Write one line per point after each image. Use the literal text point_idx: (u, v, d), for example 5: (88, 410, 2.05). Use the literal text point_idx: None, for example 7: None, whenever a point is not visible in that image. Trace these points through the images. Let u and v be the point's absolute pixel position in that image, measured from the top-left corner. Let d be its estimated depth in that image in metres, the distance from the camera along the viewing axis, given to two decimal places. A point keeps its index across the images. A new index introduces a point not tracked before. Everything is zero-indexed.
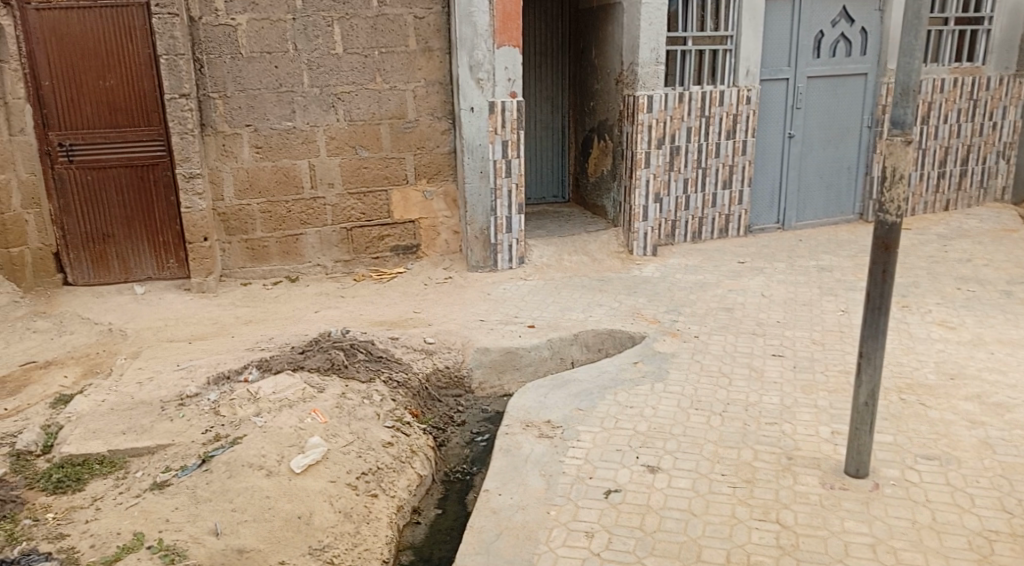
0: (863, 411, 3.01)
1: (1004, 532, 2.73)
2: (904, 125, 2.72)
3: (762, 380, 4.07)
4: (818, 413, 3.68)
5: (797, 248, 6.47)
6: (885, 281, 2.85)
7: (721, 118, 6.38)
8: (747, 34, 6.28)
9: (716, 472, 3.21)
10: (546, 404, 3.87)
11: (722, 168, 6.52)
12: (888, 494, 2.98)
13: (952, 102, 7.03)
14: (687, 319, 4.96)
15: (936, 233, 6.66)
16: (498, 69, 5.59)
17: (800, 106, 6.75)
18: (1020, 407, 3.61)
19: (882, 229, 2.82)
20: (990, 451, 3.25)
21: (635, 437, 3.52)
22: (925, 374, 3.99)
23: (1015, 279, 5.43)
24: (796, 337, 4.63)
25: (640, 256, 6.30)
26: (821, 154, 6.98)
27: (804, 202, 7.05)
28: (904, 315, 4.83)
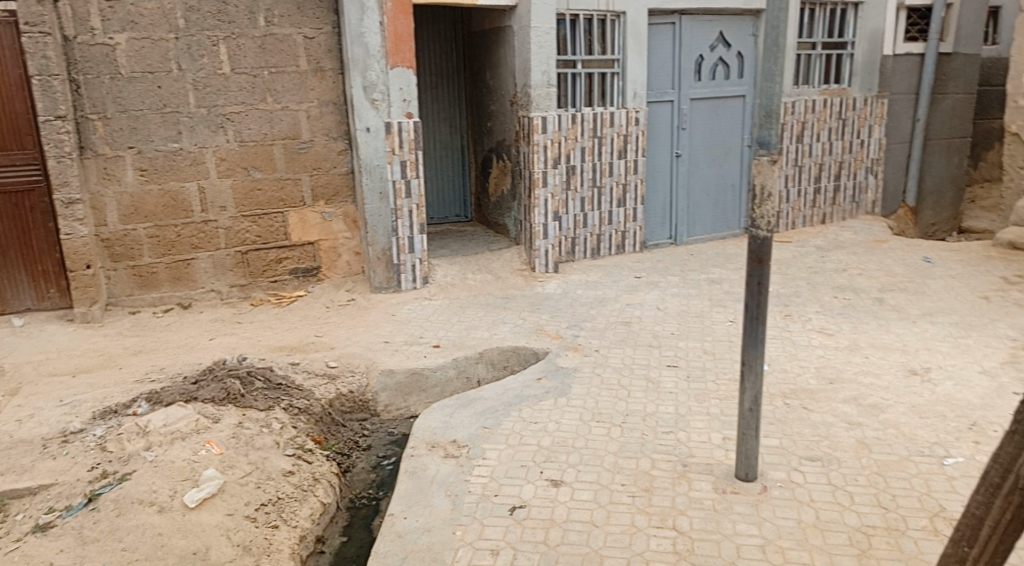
0: (748, 417, 3.18)
1: (880, 526, 2.91)
2: (769, 147, 2.92)
3: (658, 390, 4.23)
4: (710, 421, 3.85)
5: (690, 263, 6.76)
6: (760, 293, 3.04)
7: (613, 139, 6.60)
8: (633, 58, 6.55)
9: (616, 482, 3.31)
10: (451, 423, 3.88)
11: (617, 186, 6.74)
12: (775, 495, 3.15)
13: (823, 122, 7.54)
14: (587, 333, 5.09)
15: (814, 246, 7.11)
16: (393, 90, 5.60)
17: (686, 127, 7.08)
18: (891, 407, 3.90)
19: (755, 244, 3.01)
20: (866, 450, 3.49)
21: (539, 452, 3.58)
22: (806, 379, 4.26)
23: (885, 287, 5.86)
24: (690, 348, 4.83)
25: (542, 273, 6.42)
26: (707, 172, 7.33)
27: (694, 218, 7.39)
28: (787, 324, 5.14)
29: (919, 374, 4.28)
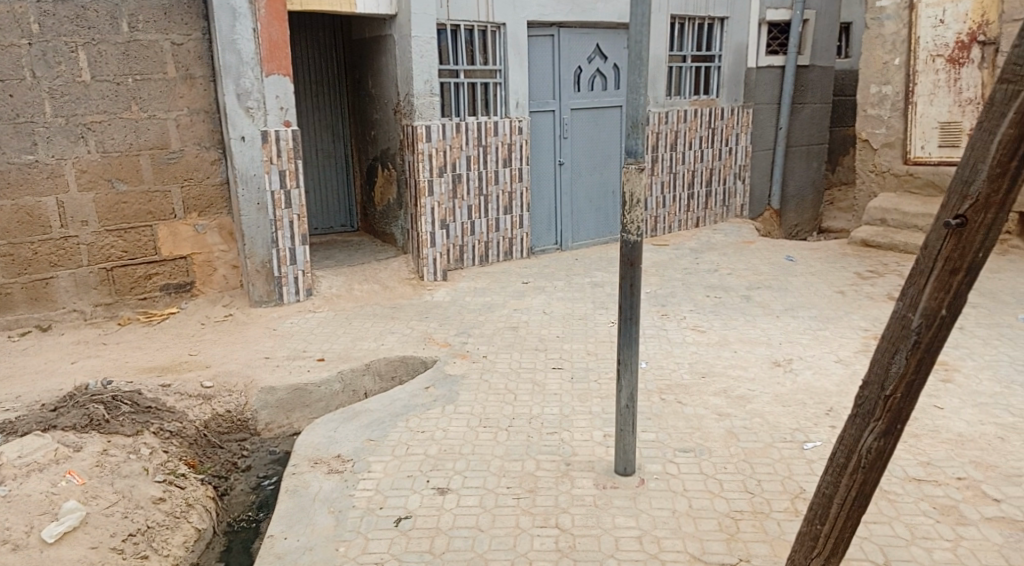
0: (625, 413, 3.29)
1: (747, 510, 3.07)
2: (636, 155, 3.05)
3: (544, 392, 4.31)
4: (592, 419, 3.96)
5: (574, 267, 6.92)
6: (633, 295, 3.16)
7: (497, 148, 6.66)
8: (514, 68, 6.66)
9: (502, 485, 3.34)
10: (335, 438, 3.81)
11: (503, 194, 6.80)
12: (652, 487, 3.27)
13: (695, 130, 7.92)
14: (475, 340, 5.12)
15: (689, 248, 7.46)
16: (268, 98, 5.45)
17: (567, 136, 7.25)
18: (758, 397, 4.14)
19: (627, 248, 3.12)
20: (735, 439, 3.68)
21: (426, 461, 3.56)
22: (681, 374, 4.46)
23: (752, 285, 6.22)
24: (573, 350, 4.95)
25: (431, 282, 6.39)
26: (589, 179, 7.54)
27: (578, 224, 7.58)
28: (664, 323, 5.37)
29: (782, 365, 4.57)
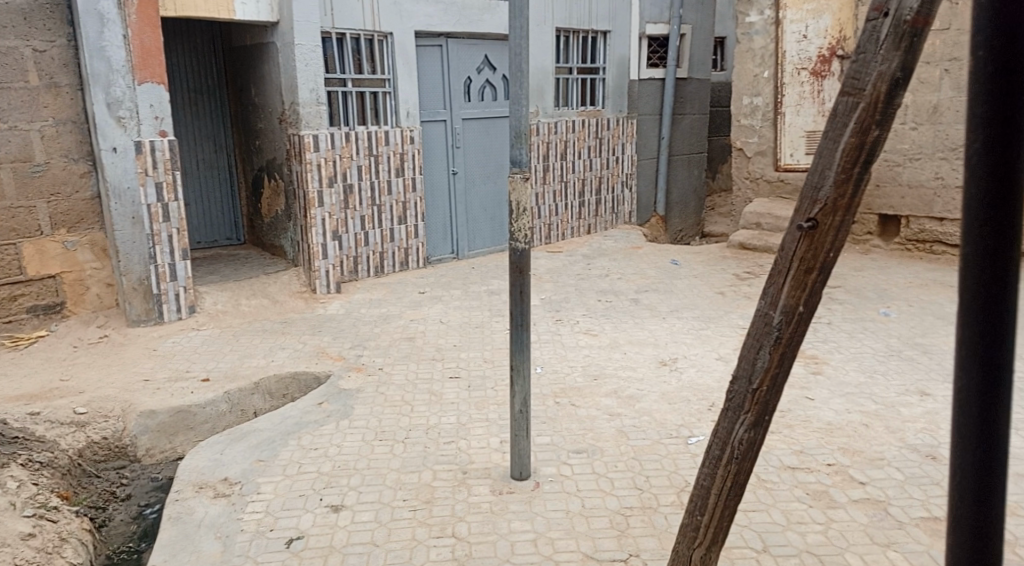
0: (519, 419, 3.35)
1: (636, 506, 3.17)
2: (521, 165, 3.10)
3: (440, 402, 4.30)
4: (488, 426, 3.99)
5: (470, 275, 6.94)
6: (523, 301, 3.21)
7: (388, 157, 6.59)
8: (403, 78, 6.64)
9: (398, 498, 3.29)
10: (222, 460, 3.67)
11: (396, 204, 6.74)
12: (546, 490, 3.33)
13: (584, 140, 8.12)
14: (370, 352, 5.05)
15: (581, 254, 7.64)
16: (142, 107, 5.20)
17: (459, 145, 7.28)
18: (646, 396, 4.29)
19: (515, 256, 3.17)
20: (625, 438, 3.80)
21: (319, 479, 3.48)
22: (575, 378, 4.57)
23: (641, 288, 6.44)
24: (470, 358, 4.97)
25: (324, 294, 6.23)
26: (482, 188, 7.60)
27: (473, 233, 7.61)
28: (558, 328, 5.48)
29: (669, 364, 4.76)
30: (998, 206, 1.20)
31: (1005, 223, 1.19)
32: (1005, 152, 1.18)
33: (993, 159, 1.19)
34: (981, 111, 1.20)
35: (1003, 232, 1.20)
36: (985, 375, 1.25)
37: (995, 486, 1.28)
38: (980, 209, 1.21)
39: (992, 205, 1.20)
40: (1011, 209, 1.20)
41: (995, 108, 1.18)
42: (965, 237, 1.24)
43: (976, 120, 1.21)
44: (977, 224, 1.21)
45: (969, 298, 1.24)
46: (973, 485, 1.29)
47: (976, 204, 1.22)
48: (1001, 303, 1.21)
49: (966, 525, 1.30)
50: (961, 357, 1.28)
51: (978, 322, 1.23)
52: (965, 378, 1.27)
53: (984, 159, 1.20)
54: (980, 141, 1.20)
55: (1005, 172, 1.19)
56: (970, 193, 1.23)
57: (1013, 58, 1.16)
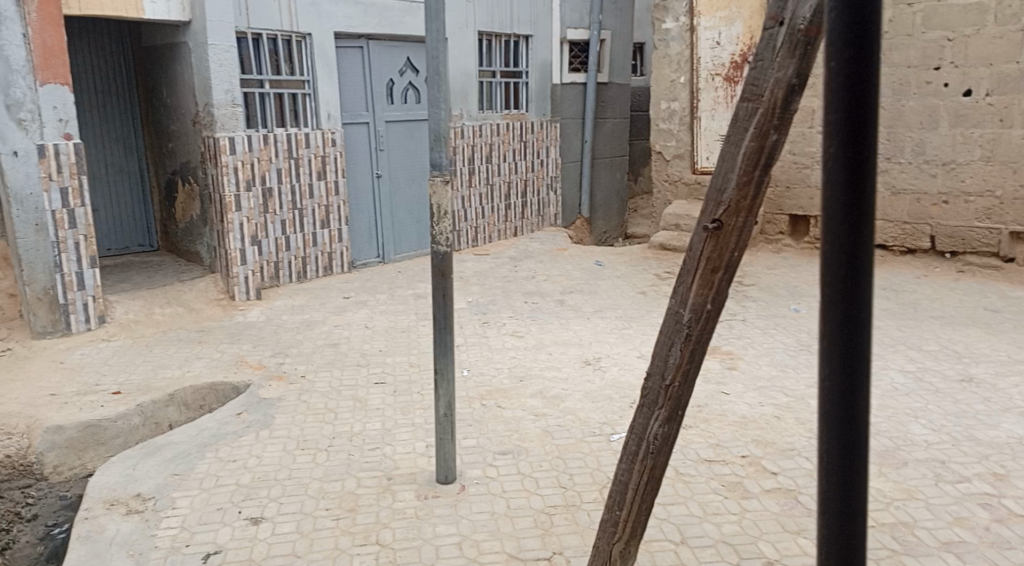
0: (444, 422, 3.33)
1: (561, 505, 3.22)
2: (441, 168, 3.10)
3: (365, 409, 4.26)
4: (414, 431, 3.97)
5: (396, 279, 6.88)
6: (447, 304, 3.19)
7: (308, 160, 6.48)
8: (323, 79, 6.54)
9: (320, 508, 3.24)
10: (135, 475, 3.54)
11: (318, 208, 6.63)
12: (472, 492, 3.34)
13: (508, 143, 8.16)
14: (293, 360, 4.95)
15: (508, 256, 7.68)
16: (44, 109, 4.96)
17: (382, 148, 7.21)
18: (571, 396, 4.36)
19: (437, 259, 3.16)
20: (549, 437, 3.85)
21: (237, 492, 3.39)
22: (501, 380, 4.59)
23: (567, 289, 6.53)
24: (395, 363, 4.93)
25: (243, 301, 6.07)
26: (406, 191, 7.55)
27: (398, 236, 7.55)
28: (484, 330, 5.50)
29: (592, 363, 4.85)
30: (852, 213, 1.18)
31: (858, 232, 1.18)
32: (859, 160, 1.16)
33: (845, 166, 1.17)
34: (834, 116, 1.18)
35: (856, 241, 1.19)
36: (844, 381, 1.25)
37: (856, 493, 1.28)
38: (834, 216, 1.20)
39: (845, 214, 1.18)
40: (864, 216, 1.18)
41: (845, 114, 1.16)
42: (823, 244, 1.22)
43: (829, 126, 1.19)
44: (833, 233, 1.20)
45: (828, 305, 1.23)
46: (837, 491, 1.28)
47: (830, 209, 1.20)
48: (856, 310, 1.21)
49: (834, 533, 1.29)
50: (823, 364, 1.27)
51: (837, 329, 1.23)
52: (828, 385, 1.26)
53: (837, 166, 1.18)
54: (834, 146, 1.18)
55: (858, 178, 1.17)
56: (827, 198, 1.21)
57: (863, 64, 1.14)
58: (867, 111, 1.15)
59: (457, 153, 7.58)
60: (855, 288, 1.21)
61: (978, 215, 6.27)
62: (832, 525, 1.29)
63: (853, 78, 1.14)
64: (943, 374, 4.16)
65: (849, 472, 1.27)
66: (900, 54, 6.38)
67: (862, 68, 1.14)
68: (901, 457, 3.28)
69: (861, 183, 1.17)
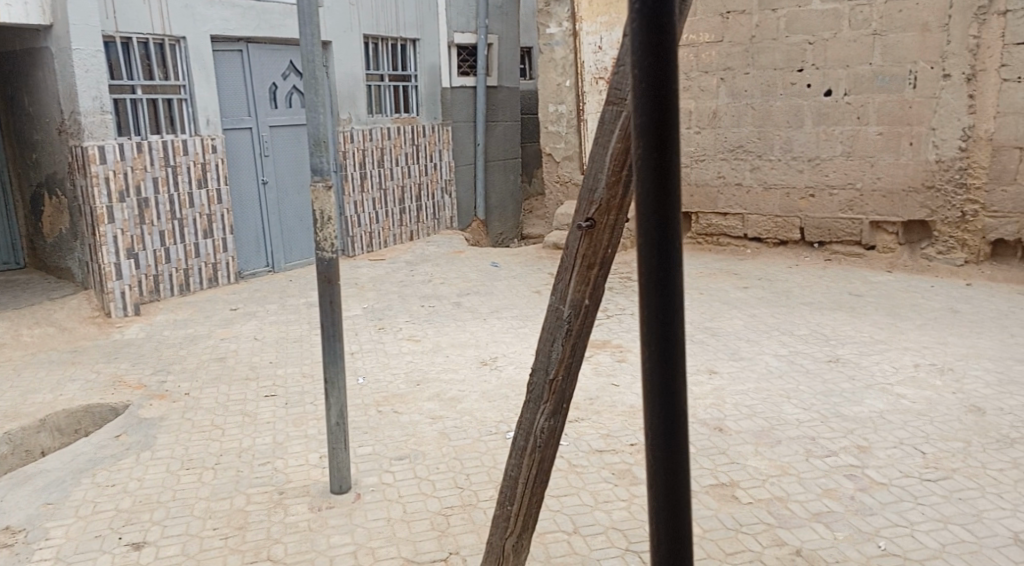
0: (336, 431, 3.27)
1: (457, 505, 3.24)
2: (323, 173, 3.04)
3: (255, 423, 4.13)
4: (307, 442, 3.89)
5: (287, 288, 6.70)
6: (334, 311, 3.14)
7: (187, 167, 6.23)
8: (200, 84, 6.31)
9: (207, 528, 3.12)
10: (2, 508, 3.30)
11: (199, 217, 6.38)
12: (367, 500, 3.30)
13: (399, 147, 8.11)
14: (176, 377, 4.75)
15: (404, 261, 7.62)
16: None
17: (268, 154, 7.02)
18: (467, 397, 4.38)
19: (323, 265, 3.10)
20: (446, 439, 3.86)
21: (117, 517, 3.23)
22: (397, 385, 4.56)
23: (463, 292, 6.56)
24: (287, 374, 4.81)
25: (121, 318, 5.75)
26: (295, 198, 7.37)
27: (289, 245, 7.36)
28: (380, 336, 5.45)
29: (489, 363, 4.89)
30: (660, 212, 1.07)
31: (667, 233, 1.08)
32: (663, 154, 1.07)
33: (651, 162, 1.07)
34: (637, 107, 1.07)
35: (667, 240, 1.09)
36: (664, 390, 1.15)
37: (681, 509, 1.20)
38: (642, 215, 1.10)
39: (652, 214, 1.08)
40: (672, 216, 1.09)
41: (649, 105, 1.06)
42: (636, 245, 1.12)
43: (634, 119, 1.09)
44: (643, 234, 1.09)
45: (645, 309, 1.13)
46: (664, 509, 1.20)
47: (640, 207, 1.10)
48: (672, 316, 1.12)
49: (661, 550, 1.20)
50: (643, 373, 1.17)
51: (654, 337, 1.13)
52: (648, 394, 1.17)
53: (641, 163, 1.07)
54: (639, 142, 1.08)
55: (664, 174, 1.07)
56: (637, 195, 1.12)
57: (664, 50, 1.04)
58: (668, 104, 1.06)
59: (346, 156, 7.45)
60: (667, 294, 1.11)
61: (841, 207, 6.73)
62: (659, 547, 1.20)
63: (655, 67, 1.04)
64: (812, 356, 4.45)
65: (673, 489, 1.18)
66: (767, 57, 6.78)
67: (663, 55, 1.04)
68: (776, 436, 3.48)
69: (668, 181, 1.07)
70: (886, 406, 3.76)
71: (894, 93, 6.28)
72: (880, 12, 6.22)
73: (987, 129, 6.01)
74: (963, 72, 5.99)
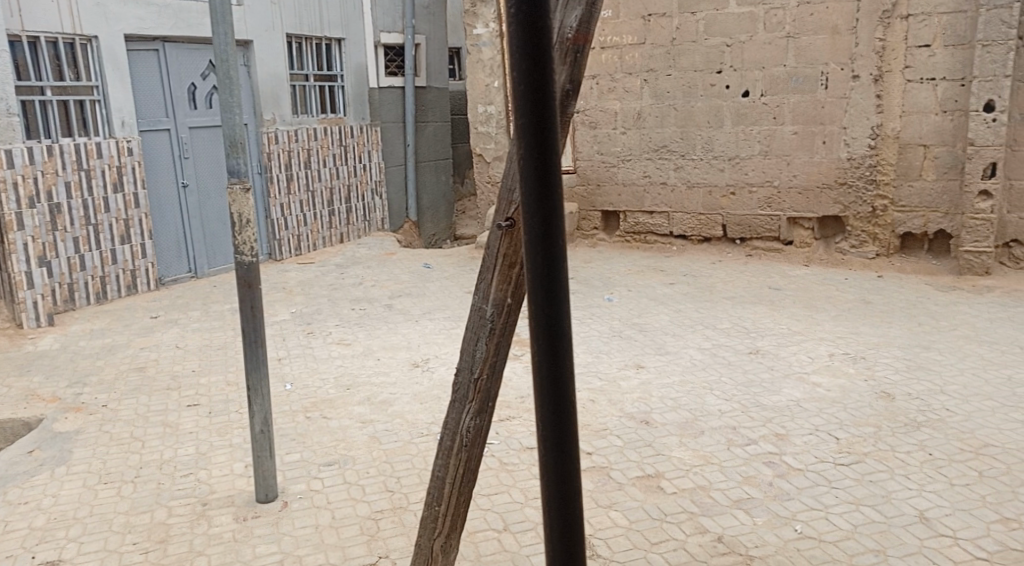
0: (261, 439, 3.21)
1: (387, 509, 3.22)
2: (240, 174, 2.97)
3: (176, 434, 4.01)
4: (232, 451, 3.80)
5: (211, 294, 6.52)
6: (256, 316, 3.07)
7: (102, 171, 6.01)
8: (114, 85, 6.09)
9: (127, 543, 3.01)
10: None
11: (116, 223, 6.15)
12: (295, 508, 3.25)
13: (327, 148, 7.98)
14: (93, 388, 4.56)
15: (334, 264, 7.52)
16: None
17: (187, 156, 6.81)
18: (398, 399, 4.35)
19: (243, 270, 3.03)
20: (376, 443, 3.83)
21: (30, 536, 3.08)
22: (326, 390, 4.50)
23: (394, 294, 6.51)
24: (211, 382, 4.68)
25: (33, 329, 5.49)
26: (217, 201, 7.17)
27: (212, 249, 7.16)
28: (309, 341, 5.36)
29: (420, 365, 4.87)
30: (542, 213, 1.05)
31: (553, 232, 1.06)
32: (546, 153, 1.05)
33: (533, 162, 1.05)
34: (519, 105, 1.06)
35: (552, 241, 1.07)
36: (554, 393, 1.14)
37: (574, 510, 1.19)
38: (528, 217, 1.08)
39: (537, 214, 1.06)
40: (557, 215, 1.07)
41: (530, 105, 1.05)
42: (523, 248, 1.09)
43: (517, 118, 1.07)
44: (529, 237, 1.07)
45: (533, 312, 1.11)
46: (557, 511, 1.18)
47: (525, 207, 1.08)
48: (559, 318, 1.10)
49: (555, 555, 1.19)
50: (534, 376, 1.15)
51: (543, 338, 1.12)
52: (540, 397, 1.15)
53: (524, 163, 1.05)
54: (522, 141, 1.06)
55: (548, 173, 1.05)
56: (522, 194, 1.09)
57: (543, 50, 1.03)
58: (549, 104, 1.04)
59: (271, 158, 7.31)
60: (554, 295, 1.09)
61: (761, 204, 6.96)
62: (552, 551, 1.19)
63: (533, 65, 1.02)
64: (733, 348, 4.61)
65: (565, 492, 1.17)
66: (687, 59, 6.96)
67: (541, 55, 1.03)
68: (699, 426, 3.58)
69: (551, 181, 1.05)
70: (803, 394, 3.91)
71: (808, 94, 6.53)
72: (793, 16, 6.47)
73: (894, 128, 6.31)
74: (871, 73, 6.27)
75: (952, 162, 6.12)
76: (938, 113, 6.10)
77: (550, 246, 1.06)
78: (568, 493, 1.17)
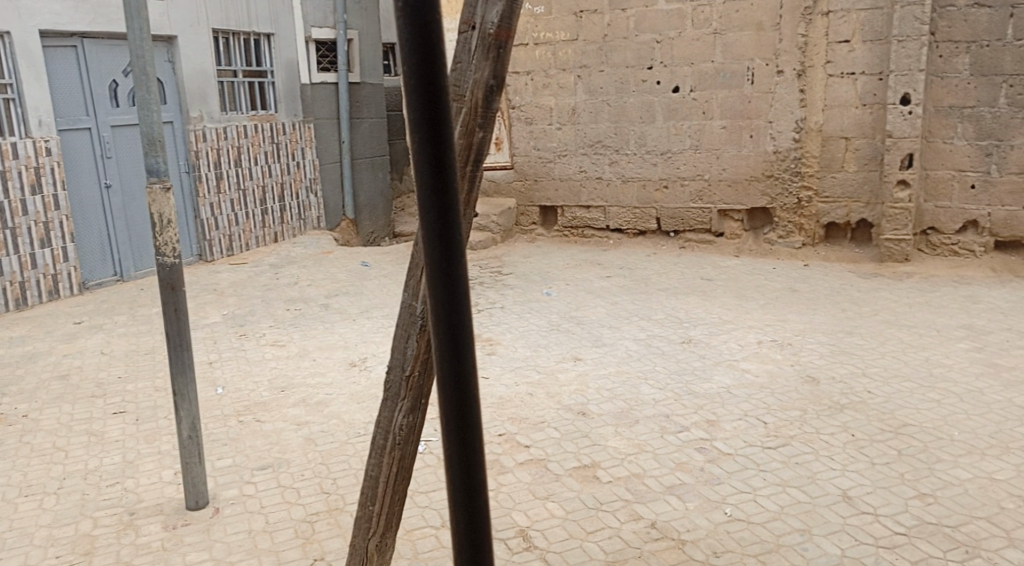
0: (189, 445, 3.14)
1: (323, 511, 3.18)
2: (160, 173, 2.89)
3: (102, 442, 3.88)
4: (161, 459, 3.70)
5: (139, 298, 6.31)
6: (180, 319, 3.00)
7: (18, 173, 5.78)
8: (29, 82, 5.83)
9: (49, 557, 2.90)
10: None
11: (35, 226, 5.93)
12: (227, 514, 3.18)
13: (258, 145, 7.81)
14: (12, 399, 4.37)
15: (268, 264, 7.37)
16: None
17: (110, 155, 6.57)
18: (335, 400, 4.30)
19: (165, 272, 2.95)
20: (312, 445, 3.78)
21: None
22: (260, 393, 4.42)
23: (331, 293, 6.42)
24: (138, 389, 4.54)
25: None
26: (143, 201, 6.94)
27: (138, 252, 6.93)
28: (242, 343, 5.25)
29: (357, 365, 4.82)
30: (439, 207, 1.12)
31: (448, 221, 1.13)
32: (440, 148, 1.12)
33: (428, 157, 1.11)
34: (411, 100, 1.12)
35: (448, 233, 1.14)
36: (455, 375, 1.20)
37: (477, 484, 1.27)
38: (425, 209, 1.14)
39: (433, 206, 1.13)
40: (451, 206, 1.14)
41: (423, 101, 1.11)
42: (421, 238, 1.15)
43: (410, 113, 1.13)
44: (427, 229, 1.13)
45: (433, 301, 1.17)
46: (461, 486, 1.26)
47: (422, 201, 1.15)
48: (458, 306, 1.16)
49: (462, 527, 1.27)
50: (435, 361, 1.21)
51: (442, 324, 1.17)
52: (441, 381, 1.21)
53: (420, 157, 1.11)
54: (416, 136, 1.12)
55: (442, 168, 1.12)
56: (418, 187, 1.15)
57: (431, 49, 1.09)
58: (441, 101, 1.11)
59: (199, 156, 7.18)
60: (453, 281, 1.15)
61: (692, 197, 7.11)
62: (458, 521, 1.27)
63: (424, 68, 1.09)
64: (667, 338, 4.71)
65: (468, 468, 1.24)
66: (619, 55, 7.06)
67: (430, 53, 1.09)
68: (633, 416, 3.65)
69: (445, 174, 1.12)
70: (732, 381, 4.02)
71: (735, 89, 6.70)
72: (719, 13, 6.62)
73: (817, 121, 6.52)
74: (794, 68, 6.48)
75: (872, 154, 6.36)
76: (858, 107, 6.34)
77: (447, 235, 1.13)
78: (472, 467, 1.25)
